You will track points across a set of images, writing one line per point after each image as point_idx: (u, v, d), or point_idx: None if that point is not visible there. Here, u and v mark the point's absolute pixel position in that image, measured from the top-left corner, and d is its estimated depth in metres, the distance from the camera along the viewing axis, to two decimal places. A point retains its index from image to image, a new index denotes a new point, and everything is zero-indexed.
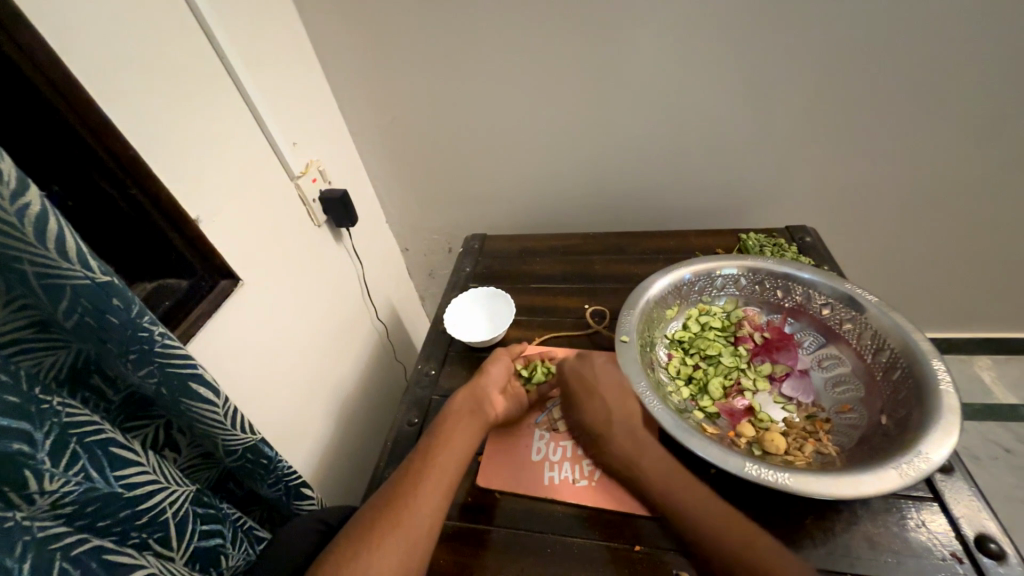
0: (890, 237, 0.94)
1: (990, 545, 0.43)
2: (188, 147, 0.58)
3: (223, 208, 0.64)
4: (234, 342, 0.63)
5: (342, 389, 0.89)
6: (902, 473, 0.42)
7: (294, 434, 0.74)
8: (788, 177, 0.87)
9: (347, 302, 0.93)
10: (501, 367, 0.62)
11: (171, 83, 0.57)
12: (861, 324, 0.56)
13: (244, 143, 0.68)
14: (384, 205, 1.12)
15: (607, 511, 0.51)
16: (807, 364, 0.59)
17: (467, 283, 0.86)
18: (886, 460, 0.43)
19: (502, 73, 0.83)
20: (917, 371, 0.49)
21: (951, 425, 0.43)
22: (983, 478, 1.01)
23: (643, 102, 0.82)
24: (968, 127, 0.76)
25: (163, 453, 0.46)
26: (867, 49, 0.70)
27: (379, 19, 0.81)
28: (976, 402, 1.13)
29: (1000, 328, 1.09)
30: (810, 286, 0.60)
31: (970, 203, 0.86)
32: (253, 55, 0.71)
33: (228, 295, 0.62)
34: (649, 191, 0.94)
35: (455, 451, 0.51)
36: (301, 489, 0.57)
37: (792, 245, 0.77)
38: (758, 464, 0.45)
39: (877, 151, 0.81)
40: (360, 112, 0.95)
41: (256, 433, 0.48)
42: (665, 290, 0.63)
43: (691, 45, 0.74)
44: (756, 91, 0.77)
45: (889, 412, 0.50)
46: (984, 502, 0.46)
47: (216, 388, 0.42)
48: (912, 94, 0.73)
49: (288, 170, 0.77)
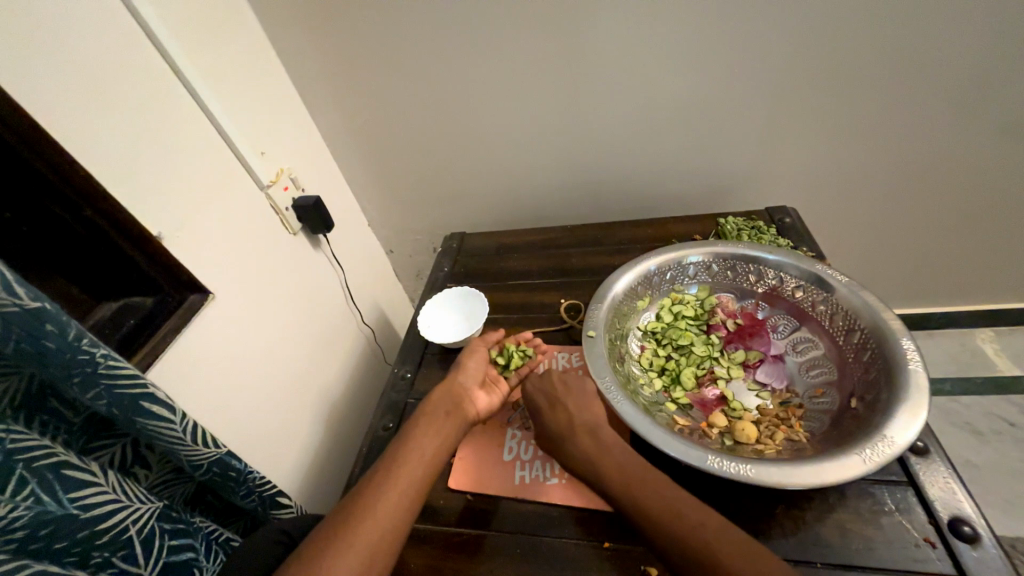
0: (879, 213, 0.92)
1: (965, 528, 0.42)
2: (149, 166, 0.58)
3: (189, 224, 0.63)
4: (209, 358, 0.63)
5: (330, 395, 0.89)
6: (866, 458, 0.41)
7: (279, 444, 0.75)
8: (767, 157, 0.85)
9: (330, 308, 0.93)
10: (478, 358, 0.61)
11: (125, 97, 0.56)
12: (832, 305, 0.55)
13: (211, 156, 0.68)
14: (365, 209, 1.12)
15: (577, 508, 0.51)
16: (782, 349, 0.58)
17: (445, 283, 0.86)
18: (852, 446, 0.42)
19: (468, 69, 0.82)
20: (887, 351, 0.48)
21: (916, 409, 0.42)
22: (986, 454, 0.99)
23: (613, 90, 0.80)
24: (949, 95, 0.73)
25: (133, 470, 0.46)
26: (838, 20, 0.67)
27: (340, 21, 0.80)
28: (978, 376, 1.10)
29: (999, 300, 1.06)
30: (779, 269, 0.59)
31: (958, 172, 0.83)
32: (213, 67, 0.70)
33: (198, 309, 0.62)
34: (627, 179, 0.93)
35: (424, 452, 0.50)
36: (277, 499, 0.57)
37: (771, 227, 0.75)
38: (721, 456, 0.44)
39: (857, 125, 0.79)
40: (331, 117, 0.95)
41: (221, 446, 0.48)
42: (633, 283, 0.62)
43: (656, 27, 0.72)
44: (726, 71, 0.75)
45: (859, 395, 0.49)
46: (960, 483, 0.45)
47: (171, 405, 0.43)
48: (889, 63, 0.71)
49: (257, 181, 0.77)
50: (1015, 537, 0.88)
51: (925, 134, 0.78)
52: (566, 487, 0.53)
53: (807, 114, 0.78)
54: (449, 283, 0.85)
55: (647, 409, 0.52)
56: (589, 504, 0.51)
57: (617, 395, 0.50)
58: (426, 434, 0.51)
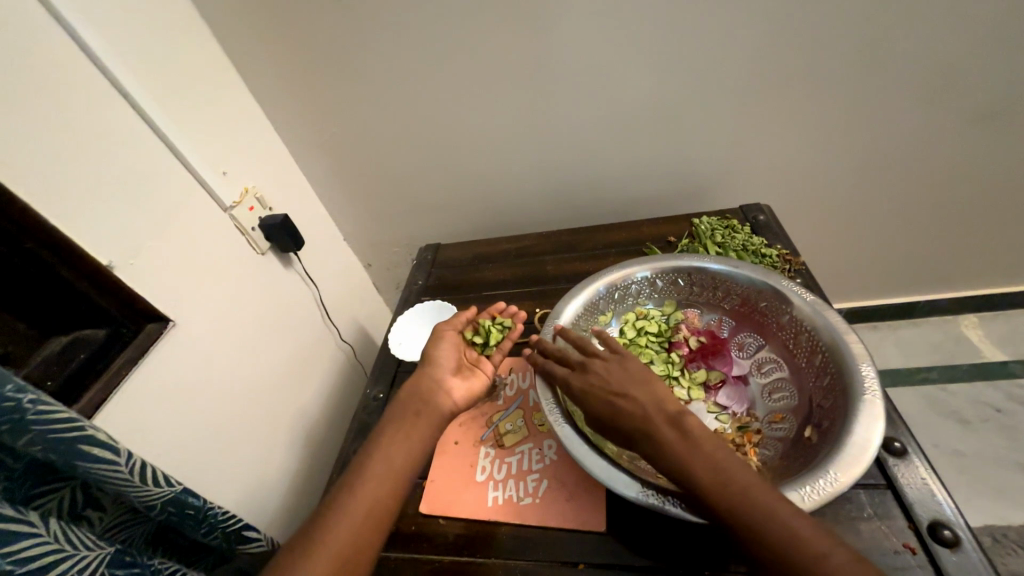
0: (854, 206, 0.91)
1: (945, 532, 0.41)
2: (101, 195, 0.56)
3: (145, 250, 0.61)
4: (174, 382, 0.61)
5: (309, 415, 0.88)
6: (806, 494, 0.40)
7: (256, 470, 0.72)
8: (738, 156, 0.85)
9: (306, 326, 0.91)
10: (452, 344, 0.57)
11: (69, 123, 0.54)
12: (797, 324, 0.53)
13: (169, 182, 0.66)
14: (340, 224, 1.10)
15: (550, 529, 0.50)
16: (745, 369, 0.58)
17: (419, 297, 0.84)
18: (801, 477, 0.41)
19: (432, 81, 0.81)
20: (846, 375, 0.47)
21: (869, 441, 0.41)
22: (976, 442, 0.98)
23: (578, 96, 0.79)
24: (912, 87, 0.73)
25: (85, 514, 0.43)
26: (795, 19, 0.67)
27: (298, 33, 0.78)
28: (964, 363, 1.09)
29: (979, 286, 1.06)
30: (746, 284, 0.58)
31: (928, 162, 0.83)
32: (165, 89, 0.68)
33: (159, 336, 0.60)
34: (600, 183, 0.92)
35: (392, 462, 0.47)
36: (243, 533, 0.55)
37: (744, 225, 0.75)
38: (653, 487, 0.45)
39: (824, 121, 0.78)
40: (299, 134, 0.93)
41: (174, 483, 0.46)
42: (597, 296, 0.62)
43: (616, 32, 0.71)
44: (689, 72, 0.74)
45: (816, 423, 0.48)
46: (938, 484, 0.45)
47: (114, 447, 0.41)
48: (850, 59, 0.71)
49: (219, 202, 0.74)
50: (1006, 525, 0.87)
51: (892, 126, 0.78)
52: (540, 508, 0.52)
53: (776, 110, 0.78)
54: (423, 297, 0.84)
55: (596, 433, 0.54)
56: (563, 525, 0.50)
57: (565, 427, 0.50)
58: (395, 440, 0.48)
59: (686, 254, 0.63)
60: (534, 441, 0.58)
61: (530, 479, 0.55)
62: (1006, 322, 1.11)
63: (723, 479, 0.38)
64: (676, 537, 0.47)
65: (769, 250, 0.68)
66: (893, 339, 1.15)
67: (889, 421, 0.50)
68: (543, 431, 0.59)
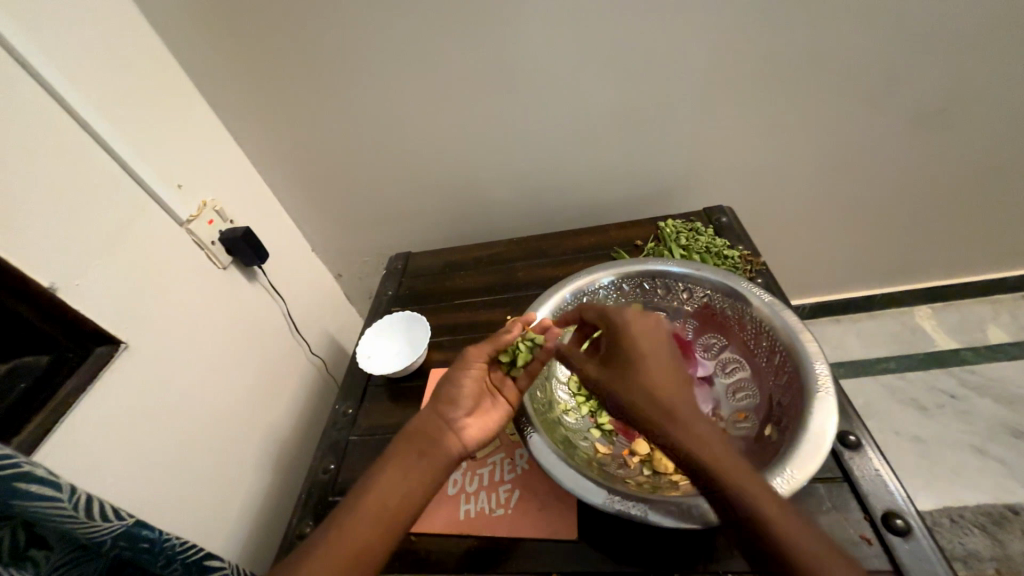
0: (811, 205, 0.95)
1: (897, 521, 0.44)
2: (41, 213, 0.53)
3: (92, 268, 0.58)
4: (127, 403, 0.58)
5: (278, 433, 0.85)
6: None
7: (222, 494, 0.70)
8: (700, 159, 0.87)
9: (274, 341, 0.88)
10: (472, 371, 0.53)
11: (2, 135, 0.51)
12: (756, 324, 0.55)
13: (118, 198, 0.63)
14: (307, 235, 1.08)
15: (521, 539, 0.52)
16: (710, 369, 0.59)
17: (389, 308, 0.83)
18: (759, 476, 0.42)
19: (396, 90, 0.80)
20: (802, 373, 0.48)
21: (824, 437, 0.43)
22: (934, 428, 1.02)
23: (542, 103, 0.80)
24: (856, 92, 0.77)
25: (29, 554, 0.40)
26: (746, 28, 0.70)
27: (254, 39, 0.76)
28: (919, 352, 1.14)
29: (929, 278, 1.12)
30: (708, 286, 0.59)
31: (876, 162, 0.87)
32: (112, 100, 0.65)
33: (108, 363, 0.57)
34: (569, 189, 0.93)
35: (386, 505, 0.44)
36: (206, 562, 0.53)
37: (708, 228, 0.76)
38: (622, 495, 0.45)
39: (778, 125, 0.82)
40: (260, 144, 0.91)
41: (125, 516, 0.44)
42: (566, 302, 0.62)
43: (577, 40, 0.72)
44: (649, 79, 0.76)
45: (776, 421, 0.49)
46: (891, 474, 0.47)
47: (55, 481, 0.38)
48: (799, 66, 0.74)
49: (174, 216, 0.71)
50: (962, 506, 0.91)
51: (841, 129, 0.82)
52: (511, 518, 0.53)
53: (735, 114, 0.80)
54: (393, 307, 0.83)
55: (567, 440, 0.54)
56: (533, 535, 0.51)
57: (534, 437, 0.51)
58: (393, 480, 0.46)
59: (650, 258, 0.64)
60: (507, 451, 0.60)
61: (501, 490, 0.56)
62: (957, 311, 1.17)
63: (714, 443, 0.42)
64: (643, 543, 0.48)
65: (731, 252, 0.70)
66: (853, 332, 1.20)
67: (844, 414, 0.52)
68: (515, 441, 0.60)
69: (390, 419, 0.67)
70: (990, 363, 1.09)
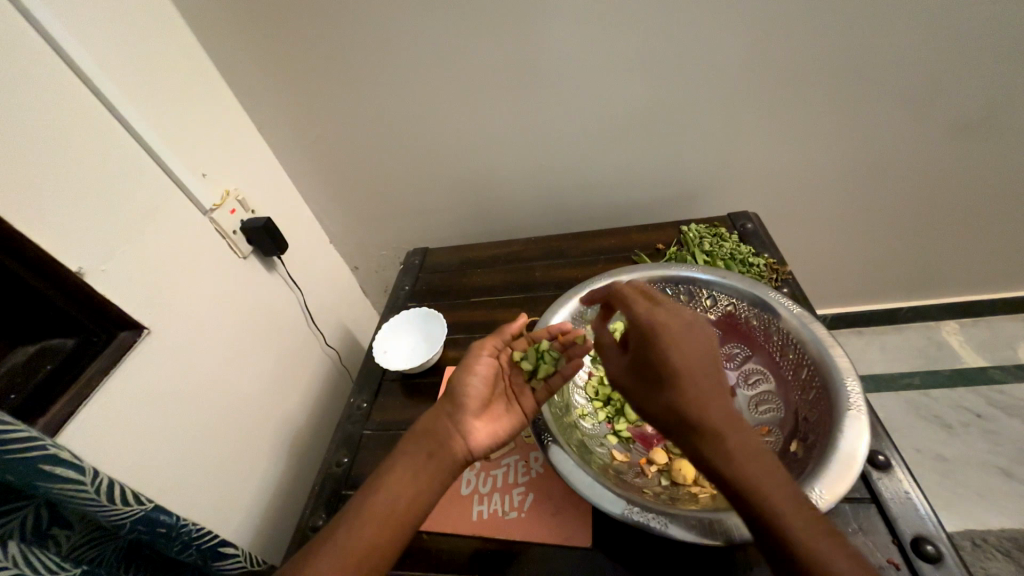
0: (839, 214, 0.92)
1: (928, 547, 0.43)
2: (70, 199, 0.54)
3: (115, 255, 0.58)
4: (145, 390, 0.59)
5: (293, 422, 0.86)
6: None
7: (236, 482, 0.71)
8: (727, 164, 0.85)
9: (290, 331, 0.89)
10: (484, 373, 0.51)
11: (37, 125, 0.52)
12: (784, 335, 0.53)
13: (145, 187, 0.64)
14: (326, 227, 1.08)
15: (535, 543, 0.51)
16: (733, 380, 0.58)
17: (405, 302, 0.83)
18: None
19: (419, 85, 0.80)
20: (831, 389, 0.47)
21: (854, 456, 0.41)
22: (958, 447, 0.99)
23: (567, 102, 0.79)
24: (893, 99, 0.74)
25: (51, 533, 0.40)
26: (780, 32, 0.68)
27: (278, 26, 0.75)
28: (945, 368, 1.11)
29: (959, 293, 1.08)
30: (733, 295, 0.58)
31: (911, 172, 0.84)
32: (140, 89, 0.65)
33: (130, 346, 0.58)
34: (590, 189, 0.91)
35: (394, 507, 0.44)
36: (220, 549, 0.54)
37: (733, 234, 0.75)
38: (640, 505, 0.44)
39: (810, 131, 0.79)
40: (283, 136, 0.91)
41: (145, 501, 0.45)
42: (585, 305, 0.62)
43: (605, 39, 0.71)
44: (677, 81, 0.74)
45: (802, 438, 0.48)
46: (922, 499, 0.47)
47: (79, 465, 0.39)
48: (833, 71, 0.71)
49: (199, 205, 0.72)
50: (985, 529, 0.88)
51: (874, 137, 0.79)
52: (525, 522, 0.53)
53: (765, 116, 0.77)
54: (410, 302, 0.83)
55: (583, 445, 0.54)
56: (548, 539, 0.51)
57: (551, 441, 0.51)
58: (400, 481, 0.46)
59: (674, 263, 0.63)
60: (521, 454, 0.59)
61: (515, 493, 0.56)
62: (986, 328, 1.13)
63: (750, 459, 0.37)
64: (657, 555, 0.48)
65: (756, 259, 0.68)
66: (875, 345, 1.17)
67: (873, 433, 0.52)
68: (530, 443, 0.60)
69: (404, 414, 0.67)
70: (1021, 383, 1.05)
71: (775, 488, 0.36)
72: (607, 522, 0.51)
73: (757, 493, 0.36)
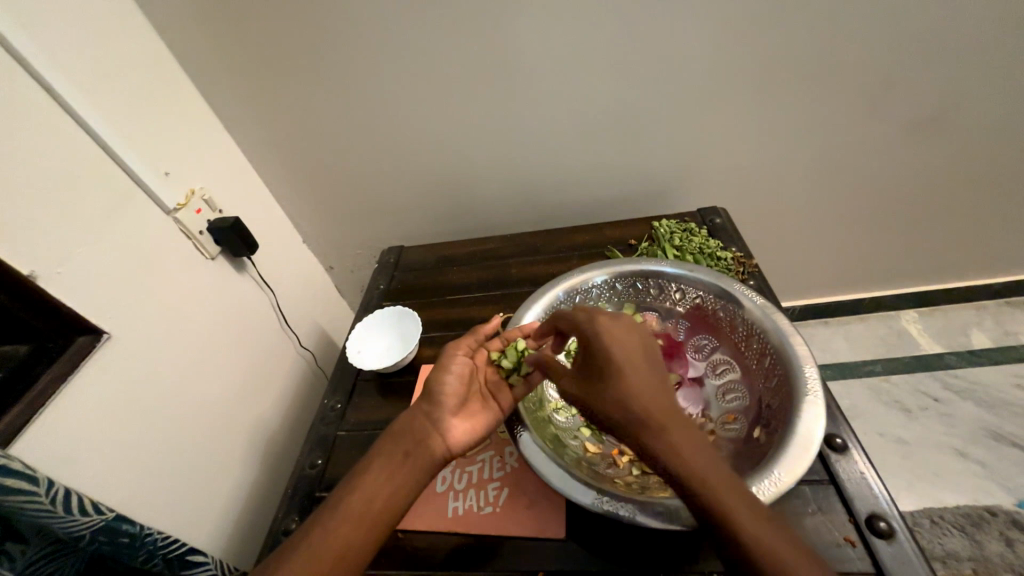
0: (804, 208, 0.95)
1: (881, 524, 0.46)
2: (22, 200, 0.52)
3: (71, 258, 0.56)
4: (105, 399, 0.57)
5: (267, 426, 0.84)
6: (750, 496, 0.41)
7: (206, 489, 0.69)
8: (696, 161, 0.87)
9: (263, 333, 0.87)
10: (460, 371, 0.52)
11: None
12: (747, 325, 0.55)
13: (103, 186, 0.61)
14: (299, 227, 1.06)
15: (509, 537, 0.52)
16: (702, 371, 0.60)
17: (380, 302, 0.83)
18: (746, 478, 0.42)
19: (390, 83, 0.79)
20: (790, 376, 0.48)
21: (811, 440, 0.43)
22: (916, 431, 1.04)
23: (540, 100, 0.79)
24: (851, 99, 0.77)
25: (4, 548, 0.39)
26: (743, 32, 0.70)
27: (242, 21, 0.73)
28: (905, 356, 1.16)
29: (916, 283, 1.13)
30: (700, 287, 0.59)
31: (869, 168, 0.88)
32: (97, 85, 0.63)
33: (87, 353, 0.56)
34: (565, 186, 0.92)
35: (369, 507, 0.44)
36: (188, 557, 0.52)
37: (702, 228, 0.77)
38: (609, 494, 0.45)
39: (774, 129, 0.82)
40: (251, 134, 0.89)
41: (104, 511, 0.44)
42: (558, 300, 0.62)
43: (576, 38, 0.72)
44: (646, 80, 0.76)
45: (764, 424, 0.50)
46: (876, 479, 0.49)
47: (31, 476, 0.38)
48: (795, 71, 0.74)
49: (161, 205, 0.70)
50: (942, 507, 0.93)
51: (835, 135, 0.82)
52: (499, 516, 0.53)
53: (733, 114, 0.79)
54: (385, 302, 0.82)
55: (556, 438, 0.55)
56: (523, 533, 0.52)
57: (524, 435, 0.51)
58: (375, 481, 0.45)
59: (643, 258, 0.65)
60: (496, 449, 0.60)
61: (490, 488, 0.56)
62: (942, 316, 1.19)
63: (700, 458, 0.37)
64: (628, 544, 0.49)
65: (724, 253, 0.70)
66: (840, 334, 1.21)
67: (831, 417, 0.54)
68: (505, 438, 0.60)
69: (380, 414, 0.67)
70: (973, 368, 1.11)
71: (727, 483, 0.36)
72: (579, 515, 0.52)
73: (711, 490, 0.36)
